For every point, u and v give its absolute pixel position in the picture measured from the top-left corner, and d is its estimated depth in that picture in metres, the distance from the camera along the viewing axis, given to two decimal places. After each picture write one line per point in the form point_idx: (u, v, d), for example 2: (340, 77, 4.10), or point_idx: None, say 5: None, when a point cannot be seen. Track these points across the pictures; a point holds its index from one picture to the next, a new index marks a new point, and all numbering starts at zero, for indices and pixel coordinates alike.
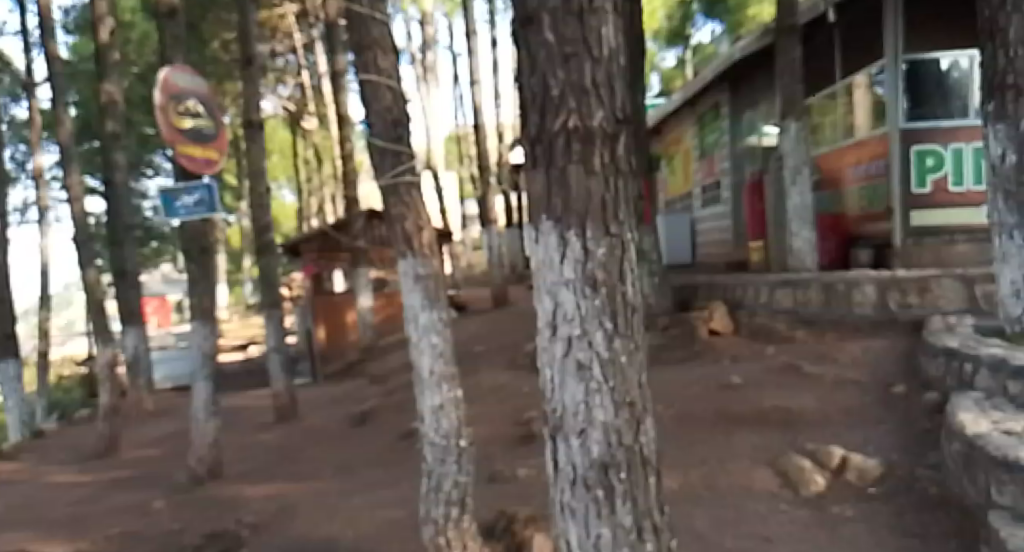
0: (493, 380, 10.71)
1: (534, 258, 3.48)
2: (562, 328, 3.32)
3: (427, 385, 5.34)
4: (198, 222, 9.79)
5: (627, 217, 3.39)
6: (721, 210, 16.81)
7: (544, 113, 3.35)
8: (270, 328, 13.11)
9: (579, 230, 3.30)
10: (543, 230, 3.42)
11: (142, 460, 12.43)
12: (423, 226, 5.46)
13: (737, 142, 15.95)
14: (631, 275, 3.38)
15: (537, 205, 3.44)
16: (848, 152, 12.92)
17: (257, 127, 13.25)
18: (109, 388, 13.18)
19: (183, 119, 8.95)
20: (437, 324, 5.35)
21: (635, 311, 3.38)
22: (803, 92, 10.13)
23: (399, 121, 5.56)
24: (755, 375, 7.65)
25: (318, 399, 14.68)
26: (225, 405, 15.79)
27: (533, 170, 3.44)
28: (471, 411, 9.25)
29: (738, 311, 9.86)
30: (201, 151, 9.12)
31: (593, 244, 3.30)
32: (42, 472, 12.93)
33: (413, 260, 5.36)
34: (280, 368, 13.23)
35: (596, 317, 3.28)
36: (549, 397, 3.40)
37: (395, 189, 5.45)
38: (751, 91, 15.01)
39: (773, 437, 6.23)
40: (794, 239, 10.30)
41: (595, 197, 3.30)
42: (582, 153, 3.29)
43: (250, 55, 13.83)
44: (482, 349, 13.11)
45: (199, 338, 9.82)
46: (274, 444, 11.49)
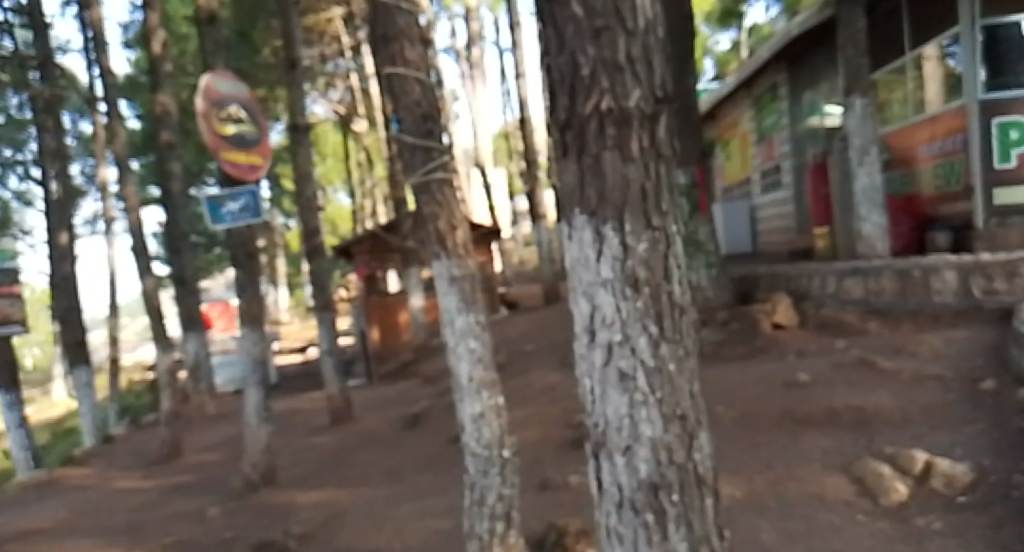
0: (545, 380, 10.38)
1: (569, 256, 3.13)
2: (602, 334, 2.96)
3: (467, 392, 5.05)
4: (244, 227, 9.67)
5: (670, 207, 3.02)
6: (782, 196, 16.10)
7: (573, 94, 3.00)
8: (322, 330, 13.02)
9: (617, 222, 2.94)
10: (577, 226, 3.07)
11: (201, 464, 12.42)
12: (457, 225, 5.18)
13: (797, 124, 15.30)
14: (678, 272, 3.00)
15: (569, 198, 3.09)
16: (919, 130, 12.18)
17: (304, 131, 13.18)
18: (169, 393, 13.21)
19: (225, 126, 8.80)
20: (474, 328, 5.06)
21: (684, 312, 2.99)
22: (868, 66, 9.51)
23: (428, 115, 5.30)
24: (823, 371, 7.16)
25: (373, 400, 14.56)
26: (283, 407, 15.78)
27: (563, 159, 3.09)
28: (523, 414, 8.93)
29: (803, 304, 9.15)
30: (245, 157, 8.96)
31: (633, 238, 2.93)
32: (107, 477, 13.03)
33: (447, 261, 5.08)
34: (333, 370, 13.10)
35: (639, 320, 2.91)
36: (590, 410, 3.05)
37: (427, 187, 5.16)
38: (811, 70, 14.35)
39: (846, 440, 5.76)
40: (862, 224, 9.70)
41: (633, 186, 2.93)
42: (616, 137, 2.93)
43: (294, 59, 13.74)
44: (533, 347, 12.81)
45: (249, 344, 9.64)
46: (328, 448, 11.34)
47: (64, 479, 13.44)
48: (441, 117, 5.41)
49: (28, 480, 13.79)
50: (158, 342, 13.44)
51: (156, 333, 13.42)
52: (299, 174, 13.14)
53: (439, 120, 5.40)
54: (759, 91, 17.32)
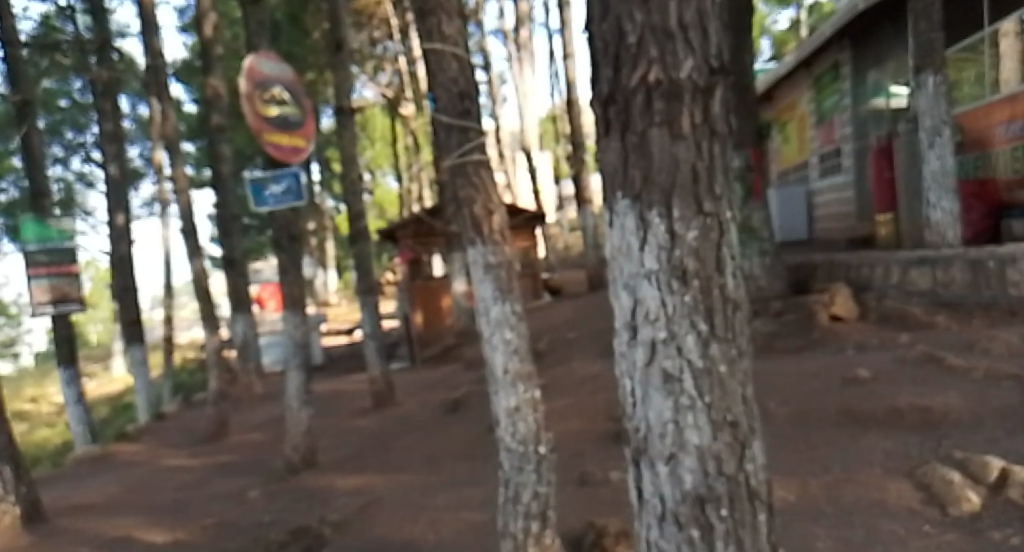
0: (587, 369, 10.13)
1: (608, 244, 2.86)
2: (644, 331, 2.69)
3: (502, 385, 4.83)
4: (287, 210, 9.53)
5: (725, 189, 2.72)
6: (842, 180, 15.47)
7: (617, 65, 2.73)
8: (365, 313, 12.92)
9: (665, 208, 2.66)
10: (619, 211, 2.80)
11: (247, 443, 12.40)
12: (494, 210, 4.98)
13: (859, 106, 14.68)
14: (731, 264, 2.70)
15: (610, 179, 2.81)
16: (994, 111, 11.51)
17: (349, 114, 13.07)
18: (216, 371, 13.23)
19: (269, 107, 8.65)
20: (510, 317, 4.87)
21: (737, 307, 2.70)
22: (942, 42, 8.96)
23: (466, 93, 5.07)
24: (885, 367, 6.76)
25: (416, 384, 14.45)
26: (328, 389, 15.77)
27: (605, 136, 2.82)
28: (566, 405, 8.68)
29: (863, 295, 8.72)
30: (288, 139, 8.76)
31: (681, 226, 2.64)
32: (156, 453, 13.10)
33: (482, 248, 4.89)
34: (376, 352, 12.98)
35: (687, 317, 2.62)
36: (630, 413, 2.77)
37: (463, 169, 4.95)
38: (877, 48, 13.73)
39: (911, 443, 5.39)
40: (930, 211, 9.17)
41: (682, 166, 2.65)
42: (666, 114, 2.65)
43: (340, 41, 13.60)
44: (576, 335, 12.56)
45: (290, 326, 9.42)
46: (370, 432, 11.22)
47: (115, 455, 13.55)
48: (478, 95, 5.16)
49: (81, 455, 13.95)
50: (206, 321, 13.43)
51: (205, 314, 13.42)
52: (344, 156, 13.03)
53: (476, 98, 5.16)
54: (819, 72, 16.69)
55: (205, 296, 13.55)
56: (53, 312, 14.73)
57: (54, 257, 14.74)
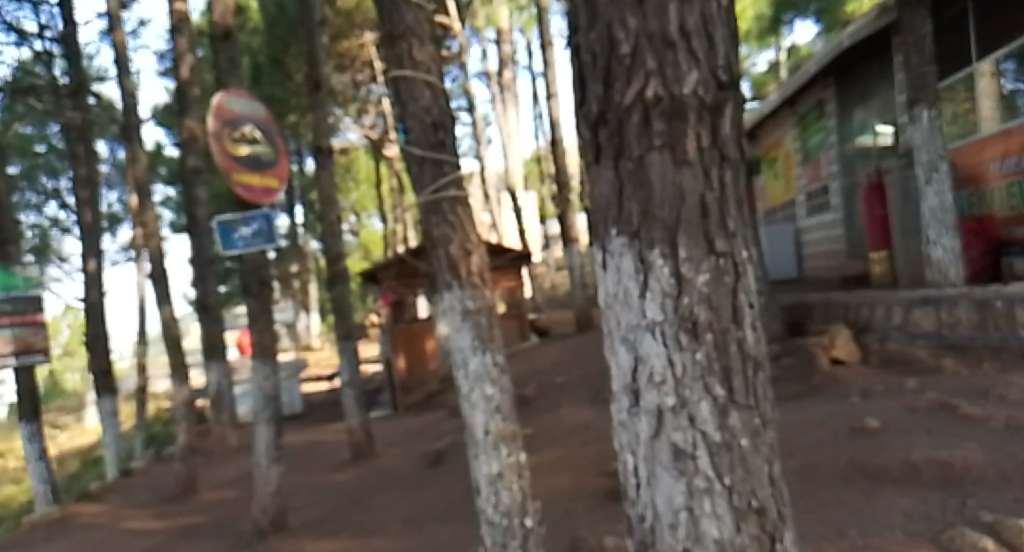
0: (577, 418, 9.60)
1: (602, 292, 2.42)
2: (648, 397, 2.24)
3: (482, 448, 4.38)
4: (257, 253, 8.99)
5: (739, 224, 2.29)
6: (831, 218, 15.14)
7: (608, 80, 2.30)
8: (344, 361, 12.36)
9: (671, 249, 2.21)
10: (612, 251, 2.35)
11: (216, 502, 11.70)
12: (472, 249, 4.55)
13: (846, 143, 14.40)
14: (750, 314, 2.26)
15: (602, 214, 2.37)
16: (986, 146, 11.14)
17: (327, 154, 12.65)
18: (185, 425, 12.50)
19: (238, 146, 8.14)
20: (490, 371, 4.44)
21: (758, 367, 2.25)
22: (937, 75, 8.68)
23: (440, 123, 4.66)
24: (894, 415, 6.31)
25: (397, 434, 13.84)
26: (303, 441, 15.12)
27: (596, 164, 2.38)
28: (554, 460, 8.13)
29: (864, 337, 8.32)
30: (260, 179, 8.23)
31: (691, 269, 2.19)
32: (119, 515, 12.34)
33: (458, 291, 4.46)
34: (355, 401, 12.35)
35: (700, 380, 2.17)
36: (633, 496, 2.30)
37: (437, 206, 4.56)
38: (863, 85, 13.51)
39: (931, 502, 4.93)
40: (931, 248, 8.82)
41: (688, 198, 2.22)
42: (668, 135, 2.22)
43: (317, 80, 13.23)
44: (564, 380, 12.03)
45: (260, 378, 8.87)
46: (348, 488, 10.61)
47: (76, 517, 12.81)
48: (454, 125, 4.76)
49: (40, 518, 13.17)
50: (175, 372, 12.77)
51: (174, 365, 12.78)
52: (322, 198, 12.59)
53: (452, 128, 4.76)
54: (804, 109, 16.46)
55: (175, 345, 12.92)
56: (14, 365, 13.98)
57: (18, 305, 14.00)
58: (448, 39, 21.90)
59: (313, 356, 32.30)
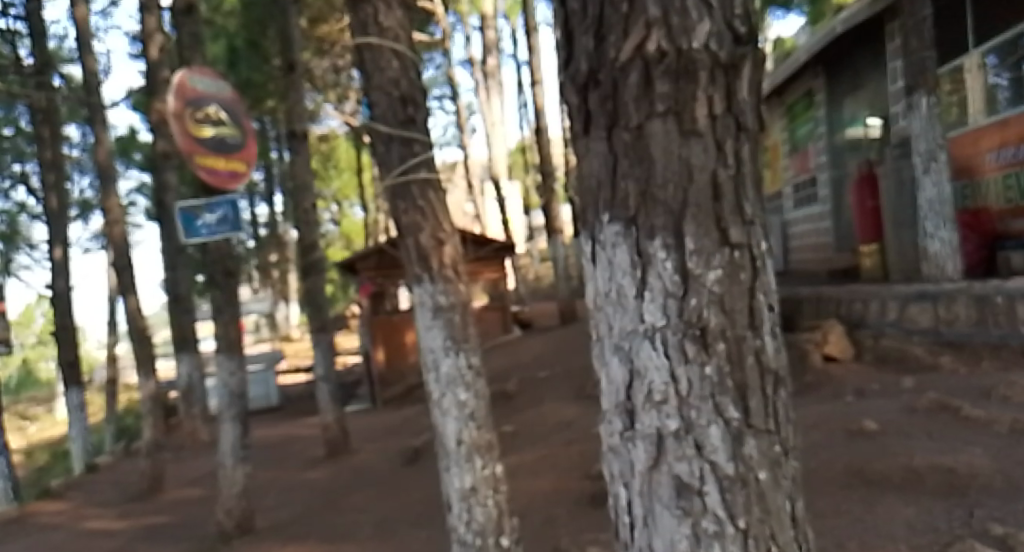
0: (560, 416, 9.21)
1: (589, 291, 2.03)
2: (646, 418, 1.84)
3: (454, 460, 4.01)
4: (222, 241, 8.49)
5: (758, 209, 1.89)
6: (818, 210, 14.80)
7: (601, 32, 1.89)
8: (319, 354, 11.90)
9: (676, 238, 1.82)
10: (604, 240, 1.95)
11: (183, 501, 11.22)
12: (445, 239, 4.15)
13: (834, 134, 14.04)
14: (770, 317, 1.87)
15: (591, 196, 1.97)
16: (982, 137, 10.83)
17: (302, 139, 12.15)
18: (152, 421, 11.96)
19: (201, 127, 7.62)
20: (464, 374, 4.04)
21: (779, 383, 1.85)
22: (936, 61, 8.37)
23: (408, 98, 4.23)
24: (892, 416, 5.98)
25: (373, 430, 13.38)
26: (276, 437, 14.64)
27: (585, 136, 1.98)
28: (535, 461, 7.72)
29: (858, 333, 7.97)
30: (225, 162, 7.70)
31: (697, 265, 1.80)
32: (82, 514, 11.82)
33: (429, 286, 4.07)
34: (330, 396, 11.87)
35: (710, 399, 1.78)
36: (626, 539, 1.91)
37: (406, 190, 4.15)
38: (852, 75, 13.16)
39: (936, 511, 4.56)
40: (928, 242, 8.51)
41: (697, 180, 1.82)
42: (673, 97, 1.83)
43: (292, 63, 12.70)
44: (547, 375, 11.62)
45: (225, 373, 8.38)
46: (320, 487, 10.18)
47: (37, 516, 12.29)
48: (425, 100, 4.35)
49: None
50: (141, 365, 12.20)
51: (140, 357, 12.23)
52: (296, 185, 12.08)
53: (423, 103, 4.34)
54: (791, 99, 16.14)
55: (141, 337, 12.35)
56: None
57: None
58: (431, 26, 21.38)
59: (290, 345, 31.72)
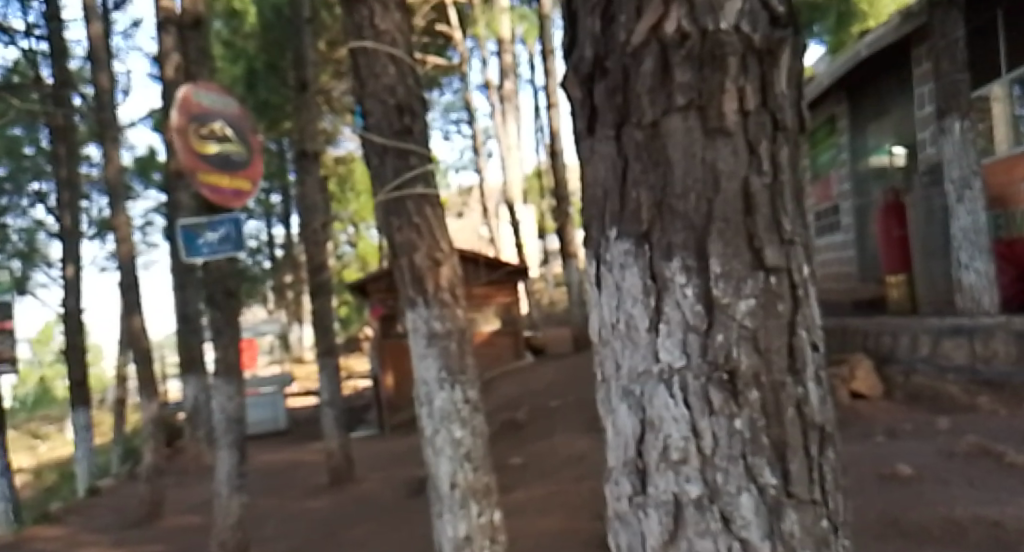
0: (569, 449, 8.82)
1: (593, 322, 1.68)
2: (662, 481, 1.50)
3: (447, 505, 3.79)
4: (223, 261, 8.12)
5: (799, 227, 1.54)
6: (841, 239, 14.39)
7: (610, 11, 1.58)
8: (325, 378, 11.57)
9: (700, 259, 1.48)
10: (611, 261, 1.60)
11: (181, 528, 10.84)
12: (442, 260, 3.94)
13: (858, 162, 13.67)
14: (812, 359, 1.52)
15: (596, 209, 1.64)
16: (1014, 166, 10.49)
17: (312, 158, 11.91)
18: (152, 444, 11.60)
19: (206, 143, 6.78)
20: (459, 409, 3.85)
21: (825, 441, 1.51)
22: (969, 83, 8.03)
23: (405, 107, 4.03)
24: (927, 460, 5.57)
25: (379, 457, 12.98)
26: (281, 462, 14.28)
27: (590, 136, 1.64)
28: (544, 498, 7.32)
29: (887, 369, 7.56)
30: (230, 180, 6.88)
31: (724, 292, 1.47)
32: (78, 540, 11.44)
33: (423, 310, 3.88)
34: (335, 422, 11.50)
35: (739, 460, 1.45)
36: None
37: (401, 205, 3.94)
38: (876, 101, 12.78)
39: None
40: (962, 273, 8.13)
41: (727, 191, 1.49)
42: (697, 88, 1.50)
43: (304, 82, 12.48)
44: (558, 404, 11.23)
45: (221, 397, 7.98)
46: (321, 517, 9.81)
47: (34, 540, 11.95)
48: (423, 109, 4.14)
49: None
50: (144, 387, 11.86)
51: (143, 379, 11.89)
52: (305, 205, 11.82)
53: (421, 113, 4.12)
54: (813, 125, 15.79)
55: (144, 359, 12.00)
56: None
57: None
58: (449, 50, 21.23)
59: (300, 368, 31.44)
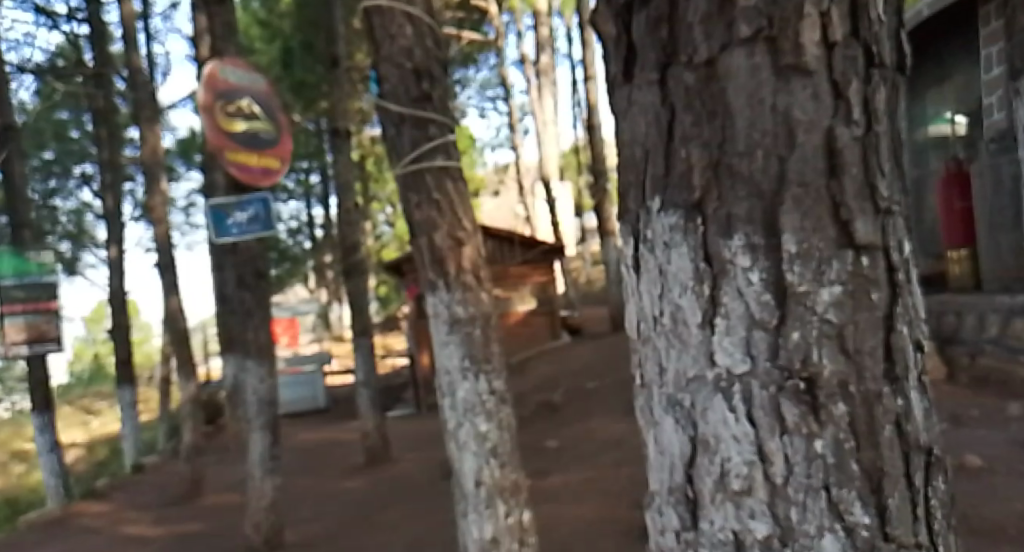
0: (608, 432, 8.52)
1: (630, 312, 1.36)
2: (724, 513, 1.18)
3: (472, 505, 3.65)
4: (253, 240, 7.85)
5: (898, 192, 1.20)
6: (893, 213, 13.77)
7: None
8: (360, 358, 11.36)
9: (770, 237, 1.16)
10: (656, 237, 1.27)
11: (219, 508, 10.73)
12: (464, 240, 3.71)
13: (915, 131, 12.60)
14: (914, 362, 1.19)
15: (637, 171, 1.30)
16: None
17: (344, 136, 11.64)
18: (191, 424, 11.45)
19: (234, 121, 5.91)
20: (484, 401, 3.67)
21: (933, 469, 1.18)
22: None
23: (423, 72, 3.77)
24: (995, 450, 5.19)
25: (415, 438, 12.76)
26: (319, 442, 14.15)
27: (628, 82, 1.31)
28: (584, 484, 7.04)
29: (951, 350, 7.21)
30: (257, 158, 6.03)
31: (800, 279, 1.14)
32: (120, 518, 11.38)
33: (442, 295, 3.69)
34: (371, 402, 11.26)
35: (822, 492, 1.12)
36: None
37: (419, 179, 3.71)
38: (935, 65, 11.90)
39: None
40: None
41: (805, 145, 1.16)
42: (767, 12, 1.17)
43: (336, 56, 12.16)
44: (596, 386, 10.92)
45: (253, 379, 7.77)
46: (358, 499, 9.63)
47: (77, 518, 11.93)
48: (445, 73, 3.87)
49: (37, 519, 12.27)
50: (182, 366, 11.69)
51: (180, 358, 11.73)
52: (339, 183, 11.57)
53: (442, 78, 3.86)
54: None
55: (182, 339, 11.87)
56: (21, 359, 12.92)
57: None
58: (486, 25, 20.78)
59: (338, 346, 31.52)
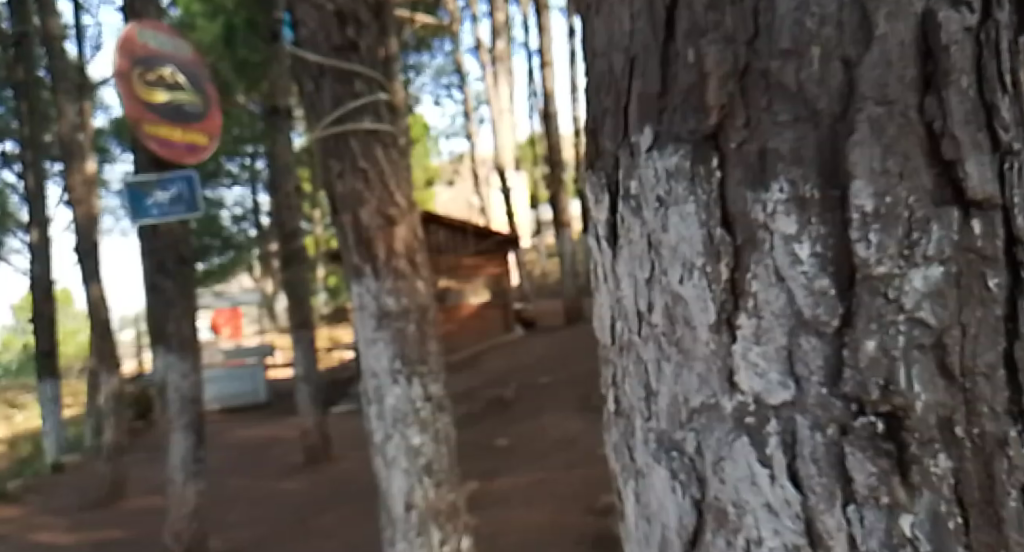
0: (560, 432, 8.11)
1: (604, 305, 0.93)
2: None
3: (401, 531, 3.24)
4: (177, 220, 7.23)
5: None
6: None
7: None
8: (299, 352, 10.74)
9: (832, 187, 0.73)
10: (649, 189, 0.84)
11: (142, 512, 10.05)
12: (397, 219, 3.26)
13: None
14: None
15: (617, 89, 0.87)
16: None
17: (285, 115, 10.95)
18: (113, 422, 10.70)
19: (155, 91, 4.93)
20: (417, 410, 3.24)
21: None
22: None
23: (347, 18, 3.29)
24: None
25: (356, 436, 12.17)
26: (256, 440, 13.47)
27: None
28: (531, 488, 6.62)
29: None
30: (181, 133, 5.05)
31: (881, 258, 0.71)
32: (32, 523, 10.57)
33: (370, 283, 3.24)
34: (310, 398, 10.64)
35: None
36: None
37: (343, 144, 3.25)
38: None
39: None
40: None
41: (889, 40, 0.72)
42: None
43: (277, 30, 11.43)
44: (547, 381, 10.52)
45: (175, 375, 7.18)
46: (292, 502, 9.05)
47: None
48: (375, 21, 3.38)
49: None
50: (104, 361, 10.88)
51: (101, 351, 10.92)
52: (278, 165, 10.92)
53: (371, 26, 3.37)
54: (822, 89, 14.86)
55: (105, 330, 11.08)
56: None
57: None
58: (441, 10, 20.17)
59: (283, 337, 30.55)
